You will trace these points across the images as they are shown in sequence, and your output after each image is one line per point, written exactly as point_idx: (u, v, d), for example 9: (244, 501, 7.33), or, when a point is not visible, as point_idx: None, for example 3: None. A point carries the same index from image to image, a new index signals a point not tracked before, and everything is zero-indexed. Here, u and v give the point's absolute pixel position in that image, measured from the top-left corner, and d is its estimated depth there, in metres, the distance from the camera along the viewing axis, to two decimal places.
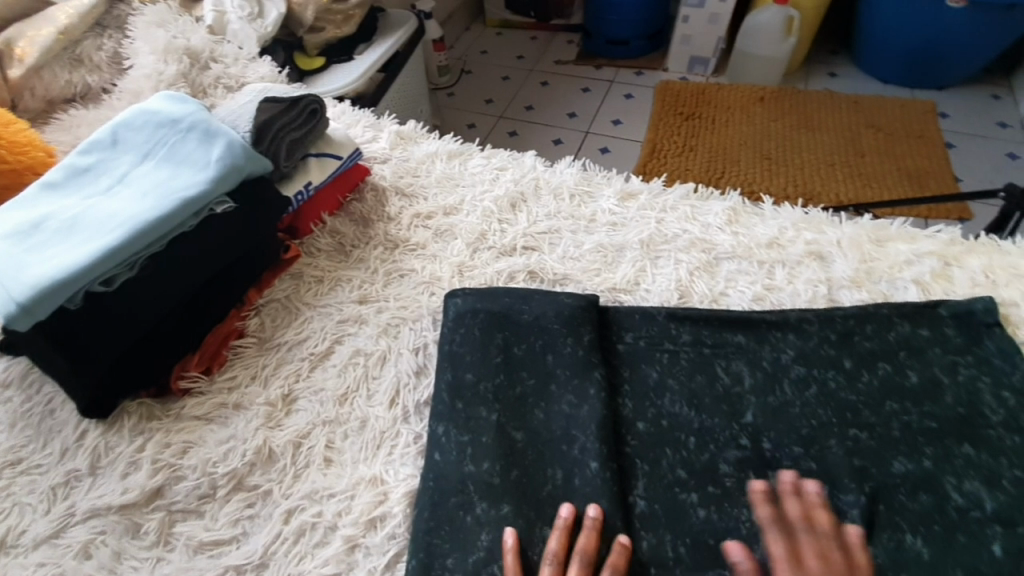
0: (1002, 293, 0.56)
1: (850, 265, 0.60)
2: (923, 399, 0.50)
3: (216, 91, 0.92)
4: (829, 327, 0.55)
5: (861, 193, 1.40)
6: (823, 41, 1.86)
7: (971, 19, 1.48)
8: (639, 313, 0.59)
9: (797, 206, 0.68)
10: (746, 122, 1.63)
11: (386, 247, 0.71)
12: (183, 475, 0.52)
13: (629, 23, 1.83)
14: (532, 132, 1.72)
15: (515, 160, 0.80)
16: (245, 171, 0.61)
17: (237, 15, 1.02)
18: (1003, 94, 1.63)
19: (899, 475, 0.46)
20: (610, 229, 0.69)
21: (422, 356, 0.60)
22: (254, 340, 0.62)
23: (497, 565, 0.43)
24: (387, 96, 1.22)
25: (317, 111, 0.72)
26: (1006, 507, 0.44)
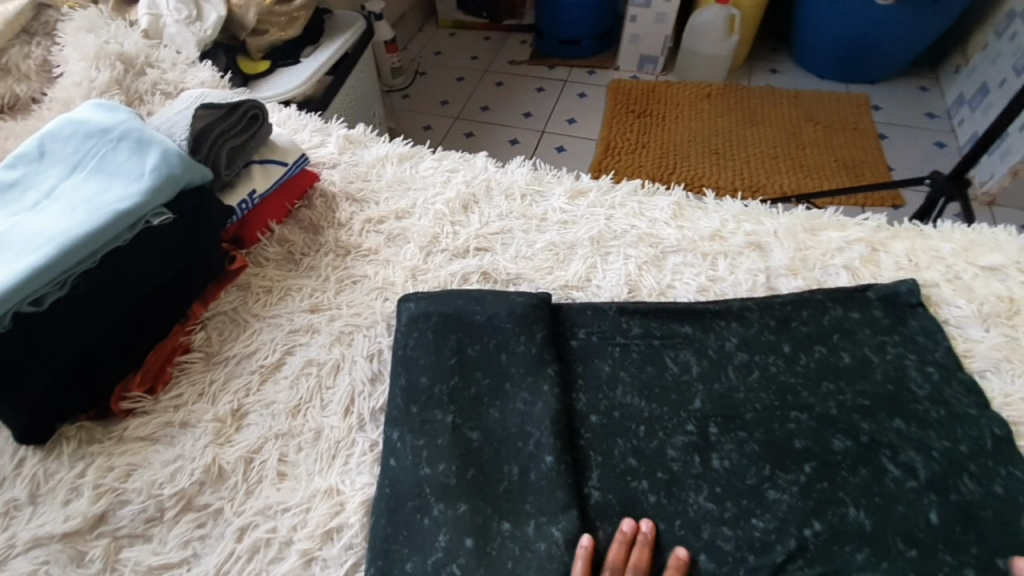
0: (924, 275, 0.60)
1: (787, 253, 0.63)
2: (856, 378, 0.53)
3: (153, 97, 0.89)
4: (769, 314, 0.57)
5: (804, 184, 1.47)
6: (765, 39, 1.94)
7: (900, 16, 1.54)
8: (591, 308, 0.60)
9: (738, 199, 0.71)
10: (695, 118, 1.68)
11: (337, 254, 0.70)
12: (127, 499, 0.50)
13: (580, 23, 1.86)
14: (489, 133, 1.72)
15: (466, 162, 0.80)
16: (183, 181, 0.59)
17: (173, 18, 0.98)
18: (930, 85, 1.73)
19: (840, 452, 0.49)
20: (561, 227, 0.70)
21: (376, 362, 0.59)
22: (201, 355, 0.61)
23: (455, 564, 0.44)
24: (337, 99, 1.20)
25: (258, 117, 0.70)
26: (937, 476, 0.47)
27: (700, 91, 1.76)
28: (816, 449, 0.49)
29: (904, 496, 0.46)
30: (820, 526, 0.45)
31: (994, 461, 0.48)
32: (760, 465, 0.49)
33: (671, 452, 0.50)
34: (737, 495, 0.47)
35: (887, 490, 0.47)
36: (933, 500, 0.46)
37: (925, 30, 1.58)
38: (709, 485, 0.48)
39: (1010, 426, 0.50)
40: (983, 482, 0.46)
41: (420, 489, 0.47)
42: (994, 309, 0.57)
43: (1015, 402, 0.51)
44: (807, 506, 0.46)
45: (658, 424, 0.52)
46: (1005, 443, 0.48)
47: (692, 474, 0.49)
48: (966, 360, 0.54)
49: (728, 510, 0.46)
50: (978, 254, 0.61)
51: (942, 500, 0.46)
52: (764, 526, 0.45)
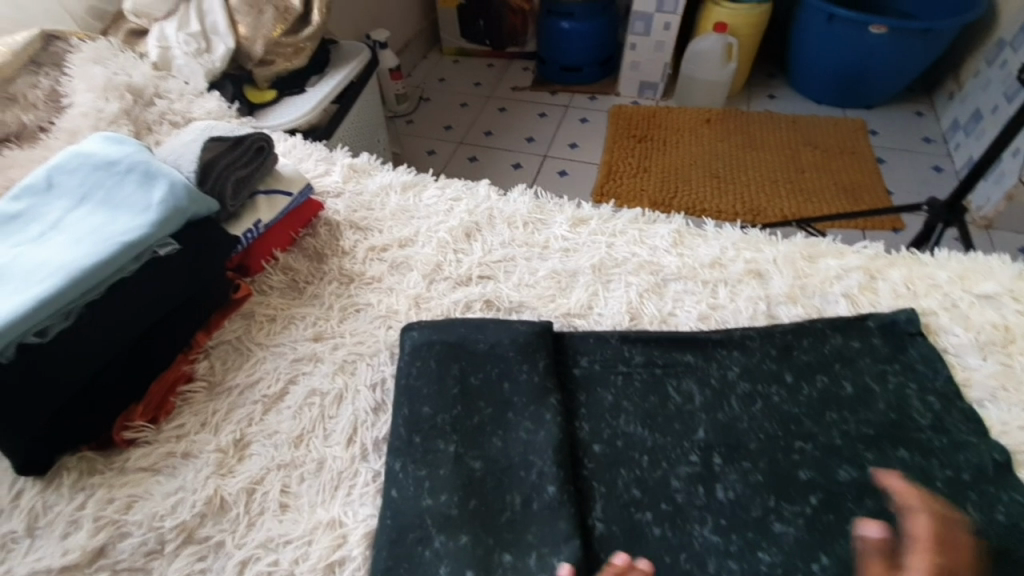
0: (923, 303, 0.61)
1: (786, 281, 0.64)
2: (858, 407, 0.53)
3: (161, 127, 0.91)
4: (770, 343, 0.58)
5: (803, 207, 1.48)
6: (761, 66, 1.98)
7: (891, 42, 1.58)
8: (592, 337, 0.60)
9: (737, 227, 0.72)
10: (693, 142, 1.71)
11: (340, 282, 0.70)
12: (127, 531, 0.50)
13: (579, 50, 1.90)
14: (490, 157, 1.75)
15: (469, 191, 0.81)
16: (189, 212, 0.60)
17: (182, 50, 1.02)
18: (924, 111, 1.76)
19: (845, 482, 0.49)
20: (563, 255, 0.71)
21: (379, 392, 0.60)
22: (204, 384, 0.61)
23: None
24: (342, 126, 1.23)
25: (263, 149, 0.72)
26: (943, 504, 0.46)
27: (698, 116, 1.79)
28: (818, 479, 0.49)
29: None
30: (826, 559, 0.45)
31: (993, 488, 0.47)
32: (764, 496, 0.48)
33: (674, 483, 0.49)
34: (740, 527, 0.47)
35: (896, 520, 0.46)
36: None
37: (917, 57, 1.61)
38: (711, 517, 0.48)
39: (1011, 453, 0.50)
40: (986, 509, 0.46)
41: (422, 522, 0.47)
42: (990, 337, 0.57)
43: (1013, 430, 0.51)
44: (811, 539, 0.46)
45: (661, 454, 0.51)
46: (1003, 473, 0.48)
47: (696, 506, 0.48)
48: (965, 389, 0.54)
49: (734, 542, 0.46)
50: (975, 282, 0.62)
51: None
52: (768, 558, 0.45)
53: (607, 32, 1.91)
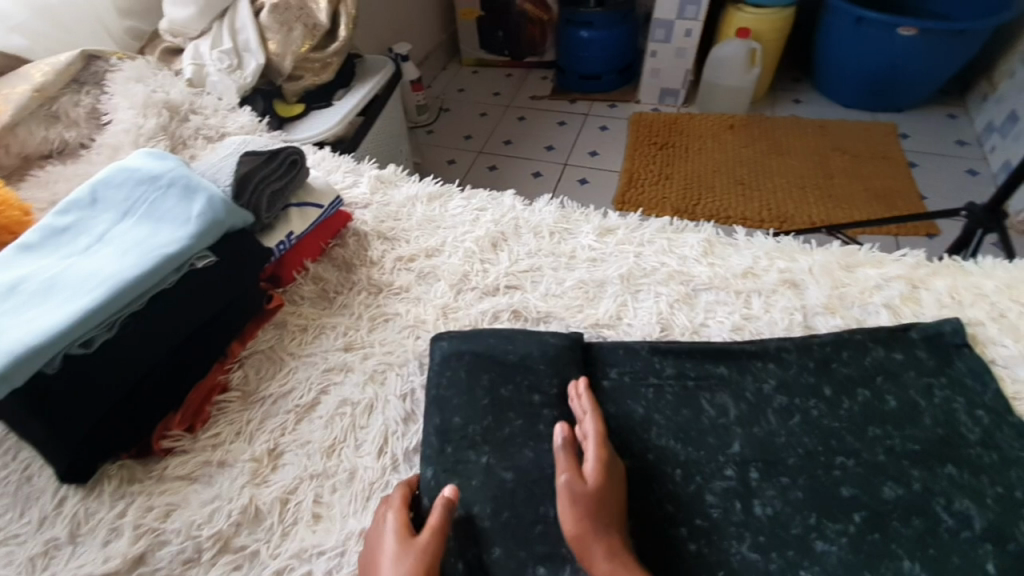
0: (968, 313, 0.58)
1: (822, 291, 0.62)
2: (902, 422, 0.51)
3: (196, 142, 0.93)
4: (807, 355, 0.56)
5: (832, 213, 1.45)
6: (785, 70, 1.95)
7: (922, 45, 1.54)
8: (620, 347, 0.60)
9: (769, 236, 0.70)
10: (717, 149, 1.69)
11: (369, 292, 0.71)
12: (166, 540, 0.51)
13: (600, 59, 1.90)
14: (512, 166, 1.76)
15: (495, 201, 0.81)
16: (225, 225, 0.62)
17: (216, 67, 1.05)
18: (958, 113, 1.72)
19: (891, 500, 0.47)
20: (590, 265, 0.70)
21: (409, 402, 0.60)
22: (238, 394, 0.62)
23: None
24: (367, 138, 1.25)
25: (296, 162, 0.73)
26: (995, 524, 0.45)
27: (722, 122, 1.77)
28: (860, 496, 0.47)
29: (959, 546, 0.44)
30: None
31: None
32: (804, 513, 0.47)
33: (711, 500, 0.48)
34: (779, 545, 0.45)
35: (944, 540, 0.44)
36: (989, 549, 0.43)
37: (950, 59, 1.57)
38: (747, 534, 0.46)
39: None
40: None
41: (452, 533, 0.47)
42: None
43: None
44: (854, 559, 0.44)
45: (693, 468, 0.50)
46: None
47: (733, 522, 0.47)
48: (1016, 403, 0.52)
49: (774, 561, 0.45)
50: (1023, 291, 0.60)
51: (999, 551, 0.43)
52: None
53: (628, 39, 1.91)
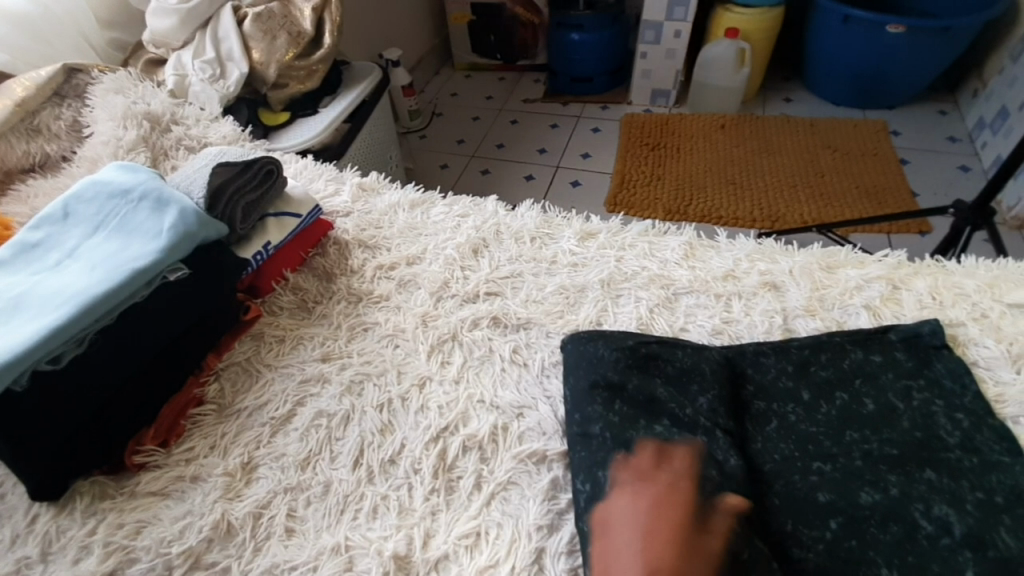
0: (950, 313, 0.57)
1: (803, 293, 0.61)
2: (880, 426, 0.50)
3: (177, 152, 0.93)
4: (786, 359, 0.55)
5: (823, 212, 1.44)
6: (775, 70, 1.95)
7: (910, 42, 1.54)
8: (602, 339, 0.57)
9: (751, 237, 0.70)
10: (708, 149, 1.68)
11: (348, 301, 0.71)
12: (136, 557, 0.50)
13: (590, 61, 1.90)
14: (503, 170, 1.75)
15: (477, 206, 0.81)
16: (199, 236, 0.61)
17: (198, 77, 1.05)
18: (949, 109, 1.71)
19: (867, 506, 0.45)
20: (571, 270, 0.70)
21: (386, 412, 0.59)
22: (214, 407, 0.61)
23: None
24: (354, 145, 1.24)
25: (272, 172, 0.72)
26: (974, 531, 0.43)
27: (713, 123, 1.76)
28: (837, 500, 0.46)
29: (938, 553, 0.42)
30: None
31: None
32: (780, 519, 0.45)
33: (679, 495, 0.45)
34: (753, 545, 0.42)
35: (922, 547, 0.43)
36: (969, 557, 0.42)
37: (939, 55, 1.56)
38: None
39: None
40: (1021, 535, 0.42)
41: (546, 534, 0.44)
42: None
43: None
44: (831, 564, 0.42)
45: (665, 455, 0.46)
46: None
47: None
48: (999, 406, 0.51)
49: None
50: (1006, 290, 0.59)
51: (980, 558, 0.42)
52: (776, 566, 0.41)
53: (617, 41, 1.91)
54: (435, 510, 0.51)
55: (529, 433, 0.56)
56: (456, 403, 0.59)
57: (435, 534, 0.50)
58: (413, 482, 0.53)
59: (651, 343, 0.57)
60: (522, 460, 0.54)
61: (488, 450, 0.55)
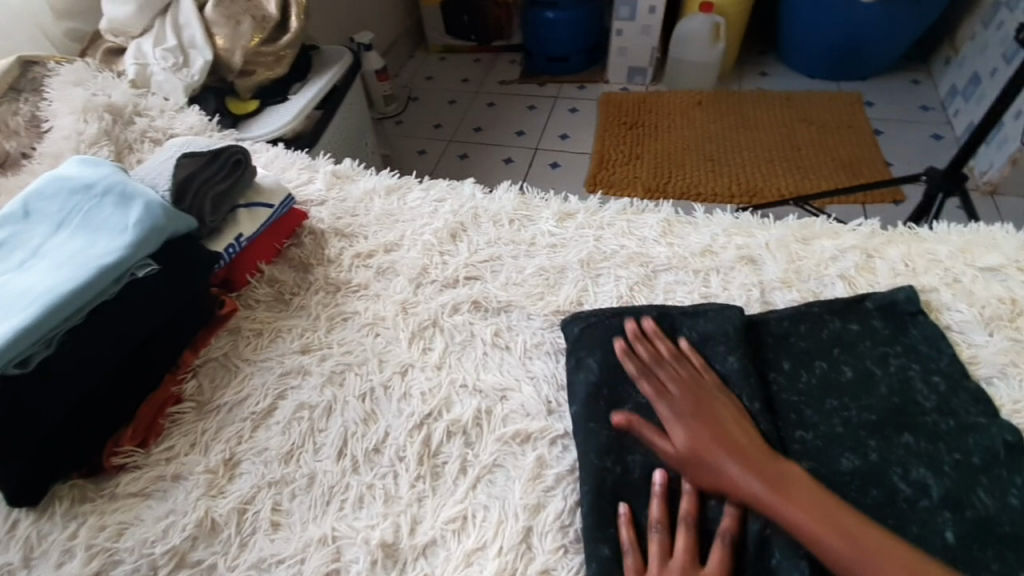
0: (923, 279, 0.58)
1: (780, 265, 0.62)
2: (857, 393, 0.51)
3: (142, 145, 0.90)
4: (766, 332, 0.56)
5: (800, 185, 1.45)
6: (751, 43, 1.94)
7: (883, 11, 1.54)
8: (626, 314, 0.58)
9: (728, 212, 0.70)
10: (687, 126, 1.68)
11: (326, 292, 0.69)
12: (120, 559, 0.49)
13: (566, 40, 1.87)
14: (482, 154, 1.73)
15: (454, 191, 0.80)
16: (167, 231, 0.60)
17: (160, 66, 1.01)
18: (923, 78, 1.72)
19: (848, 471, 0.46)
20: (551, 251, 0.69)
21: (369, 402, 0.58)
22: (193, 404, 0.60)
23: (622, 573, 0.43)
24: (328, 132, 1.21)
25: (242, 162, 0.70)
26: (952, 492, 0.44)
27: (691, 99, 1.76)
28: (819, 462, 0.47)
29: (917, 515, 0.43)
30: None
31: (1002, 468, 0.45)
32: None
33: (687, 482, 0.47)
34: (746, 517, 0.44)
35: (898, 510, 0.44)
36: (948, 517, 0.43)
37: (911, 24, 1.57)
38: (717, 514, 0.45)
39: (1021, 433, 0.47)
40: (997, 494, 0.44)
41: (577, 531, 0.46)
42: (996, 312, 0.55)
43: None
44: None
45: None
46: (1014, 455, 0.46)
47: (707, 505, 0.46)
48: (971, 368, 0.52)
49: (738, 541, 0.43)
50: (977, 255, 0.59)
51: (957, 518, 0.43)
52: (772, 531, 0.43)
53: (593, 19, 1.88)
54: (422, 496, 0.51)
55: (513, 415, 0.56)
56: (439, 389, 0.59)
57: (422, 520, 0.50)
58: (399, 470, 0.53)
59: (680, 314, 0.58)
60: (506, 442, 0.54)
61: (473, 434, 0.55)
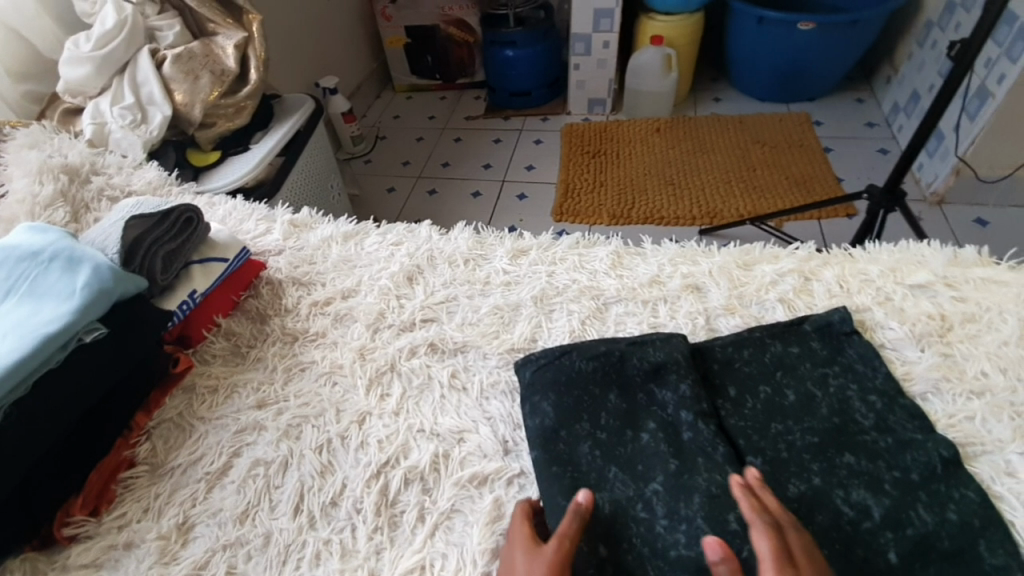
0: (857, 299, 0.60)
1: (723, 292, 0.64)
2: (797, 413, 0.52)
3: (100, 204, 0.89)
4: (710, 359, 0.57)
5: (756, 204, 1.50)
6: (703, 71, 2.03)
7: (821, 38, 1.63)
8: (577, 351, 0.59)
9: (673, 241, 0.73)
10: (647, 153, 1.74)
11: (283, 342, 0.70)
12: None
13: (526, 76, 1.94)
14: (451, 188, 1.76)
15: (410, 234, 0.81)
16: (115, 293, 0.59)
17: (117, 124, 1.02)
18: (865, 97, 1.81)
19: (796, 497, 0.46)
20: (504, 288, 0.71)
21: (325, 454, 0.58)
22: (146, 467, 0.59)
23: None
24: (293, 177, 1.22)
25: (193, 219, 0.70)
26: (892, 511, 0.45)
27: (649, 126, 1.83)
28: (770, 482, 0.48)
29: (862, 538, 0.44)
30: None
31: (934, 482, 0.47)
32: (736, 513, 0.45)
33: (657, 512, 0.46)
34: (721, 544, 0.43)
35: (844, 533, 0.44)
36: (890, 537, 0.43)
37: (848, 48, 1.66)
38: (691, 540, 0.44)
39: (958, 447, 0.48)
40: (937, 510, 0.45)
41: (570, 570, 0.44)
42: (927, 328, 0.56)
43: (960, 422, 0.50)
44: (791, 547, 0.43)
45: (643, 477, 0.49)
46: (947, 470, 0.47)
47: (677, 530, 0.45)
48: (906, 385, 0.53)
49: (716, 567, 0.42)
50: (906, 273, 0.62)
51: (899, 537, 0.43)
52: (750, 555, 0.42)
53: (551, 55, 1.95)
54: (379, 548, 0.51)
55: (470, 457, 0.56)
56: (397, 436, 0.59)
57: (380, 573, 0.49)
58: (357, 522, 0.53)
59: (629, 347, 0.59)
60: (463, 485, 0.54)
61: (430, 480, 0.55)
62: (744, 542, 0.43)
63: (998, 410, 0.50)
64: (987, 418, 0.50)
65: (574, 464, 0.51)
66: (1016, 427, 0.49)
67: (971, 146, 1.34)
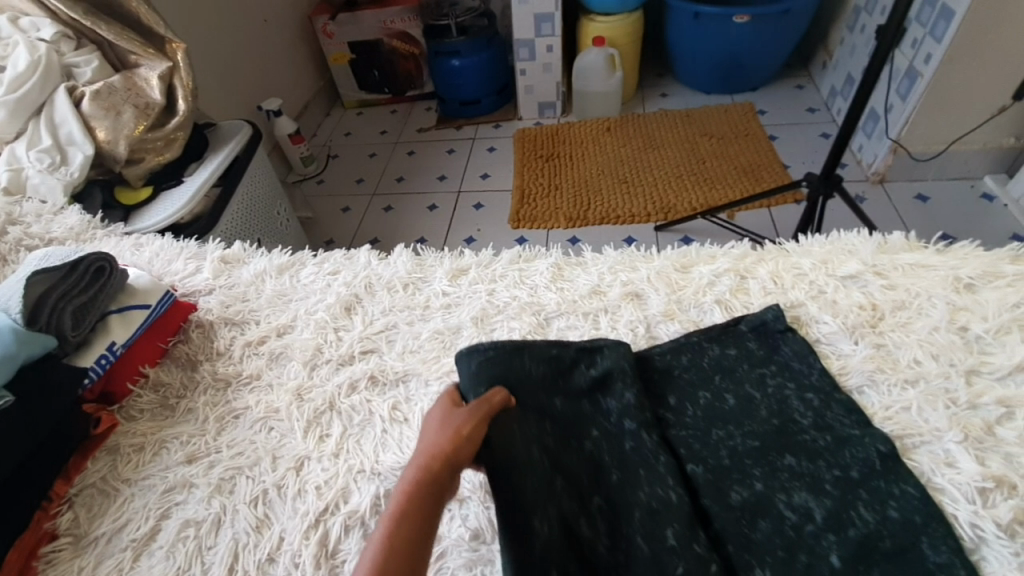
0: (792, 295, 0.60)
1: (662, 298, 0.63)
2: (737, 418, 0.51)
3: (16, 255, 0.83)
4: (650, 366, 0.56)
5: (708, 196, 1.52)
6: (649, 68, 2.05)
7: (756, 29, 1.65)
8: (528, 352, 0.54)
9: (612, 248, 0.72)
10: (599, 153, 1.74)
11: (215, 388, 0.66)
12: None
13: (474, 85, 1.93)
14: (406, 203, 1.73)
15: (348, 261, 0.79)
16: (19, 357, 0.56)
17: (35, 168, 0.97)
18: (805, 83, 1.85)
19: (738, 505, 0.46)
20: (444, 311, 0.69)
21: (261, 506, 0.55)
22: (70, 539, 0.55)
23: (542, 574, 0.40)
24: (233, 207, 1.18)
25: (106, 268, 0.67)
26: (833, 512, 0.44)
27: (600, 126, 1.83)
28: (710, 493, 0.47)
29: (806, 543, 0.43)
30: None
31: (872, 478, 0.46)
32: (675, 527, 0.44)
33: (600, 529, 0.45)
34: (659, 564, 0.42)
35: (787, 539, 0.43)
36: (832, 539, 0.43)
37: (784, 37, 1.69)
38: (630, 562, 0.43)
39: (895, 440, 0.48)
40: (877, 508, 0.44)
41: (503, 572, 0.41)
42: (859, 319, 0.56)
43: (897, 414, 0.50)
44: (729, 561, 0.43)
45: None
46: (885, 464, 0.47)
47: (618, 549, 0.44)
48: (842, 379, 0.53)
49: None
50: (838, 264, 0.62)
51: (841, 540, 0.43)
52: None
53: (498, 62, 1.94)
54: None
55: None
56: (336, 479, 0.56)
57: None
58: None
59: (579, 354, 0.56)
60: None
61: (372, 523, 0.52)
62: (680, 560, 0.42)
63: (931, 398, 0.50)
64: (922, 407, 0.50)
65: (535, 468, 0.45)
66: (951, 414, 0.49)
67: (905, 125, 1.38)
